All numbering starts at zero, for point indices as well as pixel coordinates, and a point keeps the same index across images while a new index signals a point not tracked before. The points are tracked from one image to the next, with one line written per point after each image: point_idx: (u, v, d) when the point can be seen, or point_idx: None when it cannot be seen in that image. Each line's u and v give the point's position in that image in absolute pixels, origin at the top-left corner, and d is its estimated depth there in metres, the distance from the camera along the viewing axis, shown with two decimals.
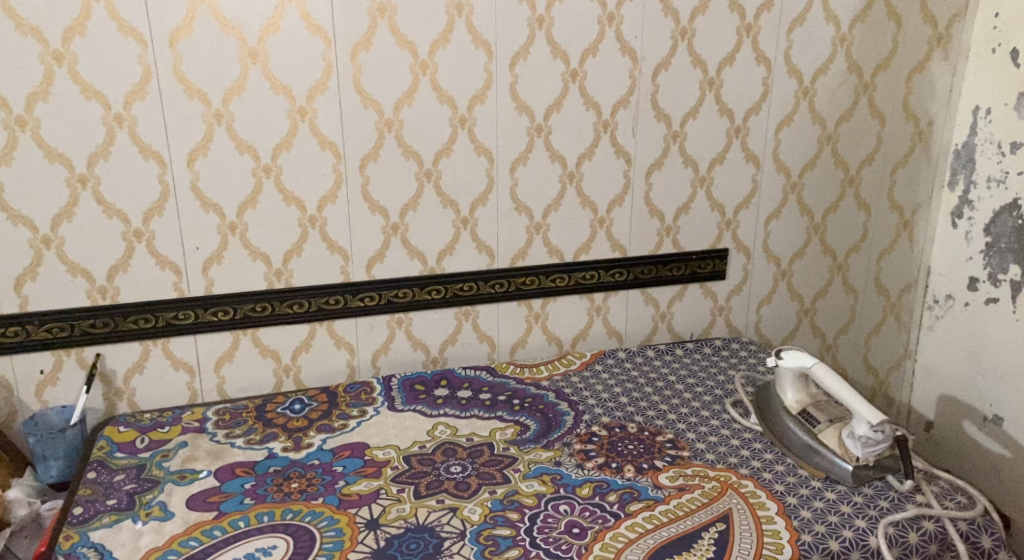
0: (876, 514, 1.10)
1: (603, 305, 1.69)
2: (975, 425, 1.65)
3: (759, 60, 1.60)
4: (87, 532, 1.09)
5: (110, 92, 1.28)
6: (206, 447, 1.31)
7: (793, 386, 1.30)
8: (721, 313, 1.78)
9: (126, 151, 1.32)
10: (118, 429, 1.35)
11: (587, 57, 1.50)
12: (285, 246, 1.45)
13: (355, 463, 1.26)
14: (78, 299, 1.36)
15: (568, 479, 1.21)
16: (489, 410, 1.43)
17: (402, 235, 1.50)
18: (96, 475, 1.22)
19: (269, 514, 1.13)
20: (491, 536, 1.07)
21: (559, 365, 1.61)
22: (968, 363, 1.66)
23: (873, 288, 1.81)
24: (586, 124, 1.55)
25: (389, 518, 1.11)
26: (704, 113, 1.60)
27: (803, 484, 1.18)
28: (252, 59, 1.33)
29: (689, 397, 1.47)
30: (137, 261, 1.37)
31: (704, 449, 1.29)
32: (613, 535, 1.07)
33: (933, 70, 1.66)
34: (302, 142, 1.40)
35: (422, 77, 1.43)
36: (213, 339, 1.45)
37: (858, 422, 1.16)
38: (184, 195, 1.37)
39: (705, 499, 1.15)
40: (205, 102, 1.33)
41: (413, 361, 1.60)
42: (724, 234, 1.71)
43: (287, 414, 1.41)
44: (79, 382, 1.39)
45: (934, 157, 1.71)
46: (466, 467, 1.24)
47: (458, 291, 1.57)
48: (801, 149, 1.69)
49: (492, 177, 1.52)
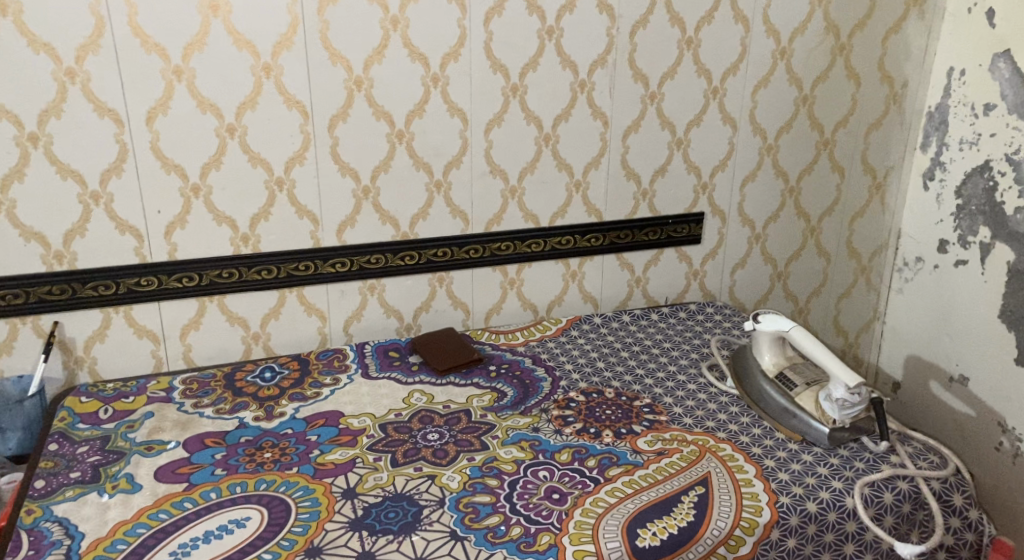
0: (853, 476, 1.11)
1: (578, 271, 1.67)
2: (941, 385, 1.69)
3: (737, 19, 1.57)
4: (50, 507, 1.05)
5: (60, 44, 1.20)
6: (173, 418, 1.26)
7: (770, 350, 1.31)
8: (695, 278, 1.78)
9: (80, 109, 1.24)
10: (80, 399, 1.30)
11: (563, 14, 1.46)
12: (251, 210, 1.39)
13: (330, 432, 1.23)
14: (33, 265, 1.29)
15: (547, 445, 1.20)
16: (465, 376, 1.42)
17: (374, 199, 1.46)
18: (58, 447, 1.18)
19: (242, 485, 1.10)
20: (470, 504, 1.06)
21: (534, 331, 1.60)
22: (936, 324, 1.69)
23: (845, 252, 1.83)
24: (562, 84, 1.51)
25: (366, 487, 1.10)
26: (681, 73, 1.58)
27: (780, 447, 1.18)
28: (213, 11, 1.26)
29: (665, 361, 1.47)
30: (95, 225, 1.31)
31: (681, 414, 1.29)
32: (594, 501, 1.06)
33: (909, 31, 1.64)
34: (268, 100, 1.34)
35: (393, 33, 1.37)
36: (178, 306, 1.40)
37: (835, 385, 1.17)
38: (143, 155, 1.30)
39: (683, 463, 1.15)
40: (164, 58, 1.26)
41: (387, 328, 1.56)
42: (700, 198, 1.70)
43: (257, 382, 1.37)
44: (36, 350, 1.33)
45: (907, 120, 1.71)
46: (444, 434, 1.23)
47: (433, 257, 1.54)
48: (777, 111, 1.67)
49: (467, 139, 1.48)
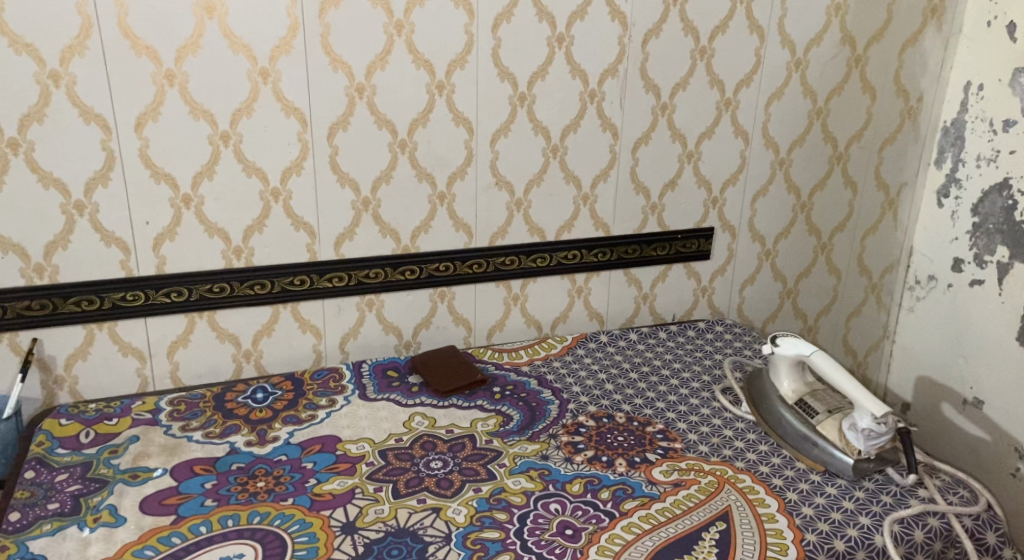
0: (880, 511, 1.05)
1: (584, 287, 1.61)
2: (954, 408, 1.64)
3: (752, 28, 1.52)
4: (25, 542, 0.97)
5: (45, 45, 1.13)
6: (160, 442, 1.19)
7: (789, 376, 1.25)
8: (704, 295, 1.72)
9: (65, 114, 1.17)
10: (60, 421, 1.23)
11: (574, 21, 1.40)
12: (245, 221, 1.32)
13: (326, 459, 1.16)
14: (12, 278, 1.22)
15: (557, 475, 1.14)
16: (469, 399, 1.35)
17: (374, 211, 1.39)
18: (35, 475, 1.10)
19: (234, 517, 1.03)
20: (479, 540, 0.99)
21: (539, 349, 1.54)
22: (949, 345, 1.64)
23: (856, 269, 1.79)
24: (571, 94, 1.45)
25: (366, 521, 1.03)
26: (694, 84, 1.52)
27: (802, 478, 1.13)
28: (209, 13, 1.19)
29: (676, 383, 1.41)
30: (79, 236, 1.24)
31: (697, 441, 1.23)
32: (610, 537, 1.00)
33: (927, 44, 1.59)
34: (264, 107, 1.27)
35: (397, 38, 1.31)
36: (166, 323, 1.33)
37: (860, 415, 1.11)
38: (131, 162, 1.23)
39: (702, 495, 1.09)
40: (155, 61, 1.19)
41: (385, 346, 1.50)
42: (711, 212, 1.65)
43: (249, 404, 1.30)
44: (13, 368, 1.25)
45: (922, 134, 1.65)
46: (448, 463, 1.16)
47: (434, 271, 1.48)
48: (790, 124, 1.62)
49: (472, 150, 1.42)
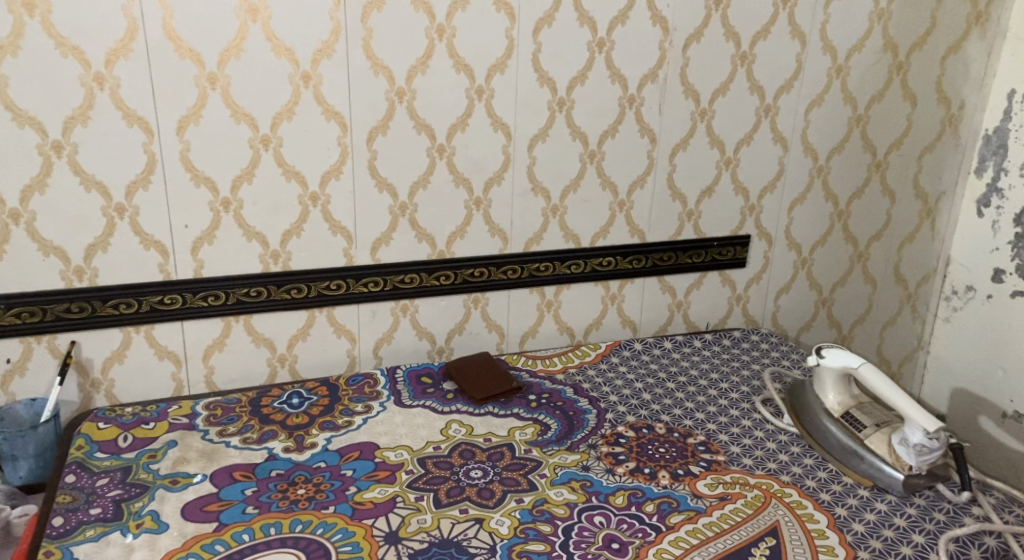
0: (934, 529, 1.03)
1: (618, 294, 1.60)
2: (993, 421, 1.62)
3: (794, 34, 1.50)
4: (69, 547, 0.96)
5: (89, 48, 1.13)
6: (198, 448, 1.18)
7: (835, 389, 1.23)
8: (738, 303, 1.70)
9: (108, 116, 1.16)
10: (97, 425, 1.22)
11: (615, 26, 1.39)
12: (283, 226, 1.32)
13: (365, 467, 1.15)
14: (52, 280, 1.21)
15: (599, 486, 1.12)
16: (505, 407, 1.34)
17: (411, 216, 1.38)
18: (76, 479, 1.09)
19: (276, 526, 1.02)
20: (524, 552, 0.98)
21: (573, 357, 1.52)
22: (987, 356, 1.62)
23: (892, 277, 1.75)
24: (610, 99, 1.44)
25: (410, 531, 1.02)
26: (734, 89, 1.50)
27: (850, 494, 1.11)
28: (252, 16, 1.19)
29: (715, 394, 1.39)
30: (118, 239, 1.23)
31: (739, 454, 1.21)
32: (658, 552, 0.99)
33: (970, 50, 1.58)
34: (306, 111, 1.26)
35: (439, 43, 1.30)
36: (202, 327, 1.32)
37: (911, 428, 1.09)
38: (172, 166, 1.22)
39: (749, 510, 1.07)
40: (198, 64, 1.18)
41: (418, 351, 1.49)
42: (747, 219, 1.63)
43: (285, 409, 1.29)
44: (51, 371, 1.25)
45: (962, 143, 1.65)
46: (488, 472, 1.15)
47: (469, 276, 1.46)
48: (829, 131, 1.60)
49: (510, 155, 1.41)
